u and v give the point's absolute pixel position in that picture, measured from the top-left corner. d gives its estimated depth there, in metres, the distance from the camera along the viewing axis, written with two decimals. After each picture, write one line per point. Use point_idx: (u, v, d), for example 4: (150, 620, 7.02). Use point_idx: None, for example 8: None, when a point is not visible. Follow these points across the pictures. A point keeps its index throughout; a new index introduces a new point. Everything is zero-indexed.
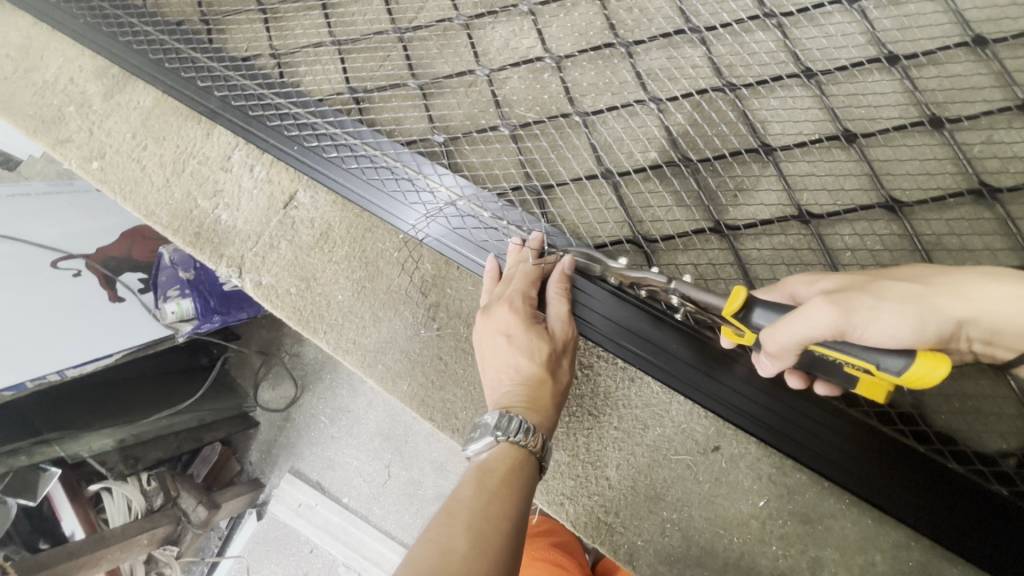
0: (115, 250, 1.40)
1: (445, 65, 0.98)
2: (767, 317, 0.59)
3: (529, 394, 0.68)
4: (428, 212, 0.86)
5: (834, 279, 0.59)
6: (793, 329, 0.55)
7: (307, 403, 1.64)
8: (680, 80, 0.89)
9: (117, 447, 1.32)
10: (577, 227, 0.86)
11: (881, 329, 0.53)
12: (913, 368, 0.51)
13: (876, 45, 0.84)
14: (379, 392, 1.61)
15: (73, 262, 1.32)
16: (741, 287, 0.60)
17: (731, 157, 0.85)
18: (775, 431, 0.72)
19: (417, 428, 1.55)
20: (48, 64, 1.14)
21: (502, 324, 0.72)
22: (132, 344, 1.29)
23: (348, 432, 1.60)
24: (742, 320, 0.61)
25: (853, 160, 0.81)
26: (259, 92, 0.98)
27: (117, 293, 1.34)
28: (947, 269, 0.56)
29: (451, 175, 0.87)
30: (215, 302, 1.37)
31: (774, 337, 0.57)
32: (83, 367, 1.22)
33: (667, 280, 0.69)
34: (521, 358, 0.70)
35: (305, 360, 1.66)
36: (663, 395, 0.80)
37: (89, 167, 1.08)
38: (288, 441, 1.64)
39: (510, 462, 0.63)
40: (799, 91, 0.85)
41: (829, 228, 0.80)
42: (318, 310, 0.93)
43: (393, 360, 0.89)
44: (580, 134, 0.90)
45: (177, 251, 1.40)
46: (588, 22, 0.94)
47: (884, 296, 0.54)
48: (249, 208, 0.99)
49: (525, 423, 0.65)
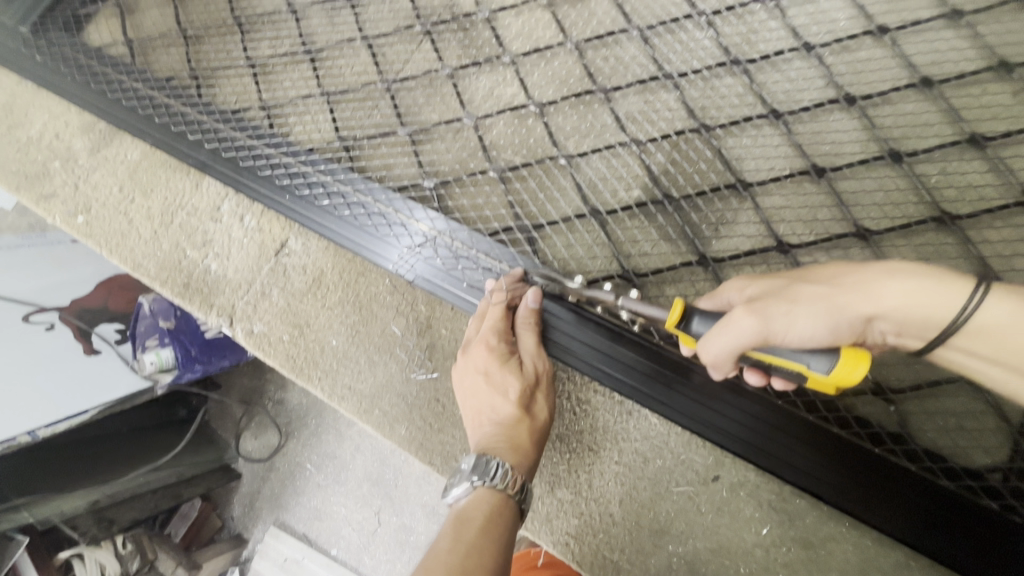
0: (91, 301, 1.38)
1: (433, 113, 1.02)
2: (706, 325, 0.62)
3: (509, 435, 0.69)
4: (413, 251, 0.90)
5: (760, 284, 0.62)
6: (722, 340, 0.58)
7: (293, 451, 1.59)
8: (657, 123, 0.95)
9: (90, 508, 1.26)
10: (568, 264, 0.89)
11: (800, 332, 0.56)
12: (839, 367, 0.55)
13: (835, 87, 0.91)
14: (365, 436, 1.57)
15: (47, 315, 1.32)
16: (678, 299, 0.63)
17: (711, 192, 0.89)
18: (770, 457, 0.74)
19: (407, 471, 1.51)
20: (32, 121, 1.15)
21: (478, 363, 0.74)
22: (108, 400, 1.25)
23: (334, 479, 1.55)
24: (684, 330, 0.64)
25: (823, 193, 0.86)
26: (250, 144, 1.02)
27: (94, 345, 1.31)
28: (857, 267, 0.58)
29: (443, 219, 0.90)
30: (196, 351, 1.34)
31: (708, 349, 0.60)
32: (57, 425, 1.19)
33: (617, 296, 0.75)
34: (498, 397, 0.72)
35: (289, 407, 1.61)
36: (661, 426, 0.80)
37: (74, 221, 1.07)
38: (273, 492, 1.59)
39: (489, 506, 0.63)
40: (768, 130, 0.91)
41: (808, 256, 0.83)
42: (311, 356, 0.92)
43: (390, 405, 0.88)
44: (565, 175, 0.94)
45: (158, 299, 1.37)
46: (568, 71, 1.00)
47: (799, 300, 0.57)
48: (240, 256, 1.00)
49: (503, 466, 0.65)
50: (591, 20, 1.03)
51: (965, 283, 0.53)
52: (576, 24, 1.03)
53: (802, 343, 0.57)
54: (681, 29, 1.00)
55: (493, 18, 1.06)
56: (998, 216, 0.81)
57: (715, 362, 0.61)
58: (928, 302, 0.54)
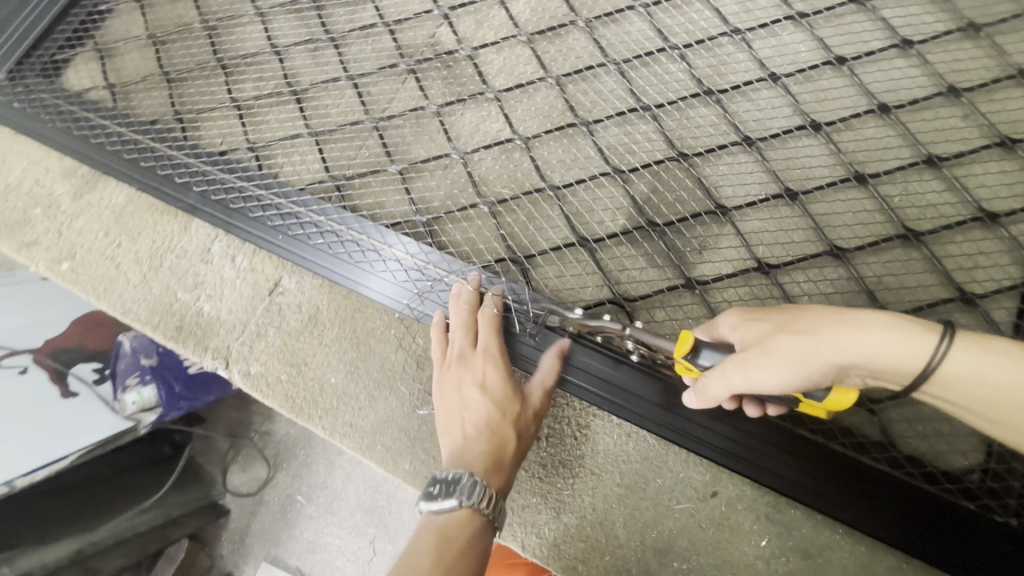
0: (66, 341, 1.36)
1: (421, 149, 1.05)
2: (712, 357, 0.66)
3: (497, 455, 0.73)
4: (385, 273, 0.93)
5: (750, 324, 0.64)
6: (715, 386, 0.64)
7: (282, 483, 1.58)
8: (638, 153, 0.99)
9: (73, 559, 1.25)
10: (561, 292, 0.92)
11: (778, 383, 0.60)
12: (832, 395, 0.60)
13: (801, 115, 0.97)
14: (356, 464, 1.56)
15: (19, 359, 1.29)
16: (687, 333, 0.68)
17: (693, 218, 0.94)
18: (766, 471, 0.77)
19: (401, 497, 1.51)
20: (10, 168, 1.13)
21: (480, 377, 0.78)
22: (87, 444, 1.26)
23: (328, 509, 1.54)
24: (691, 362, 0.68)
25: (797, 215, 0.91)
26: (239, 185, 1.02)
27: (70, 388, 1.31)
28: (840, 316, 0.60)
29: (416, 244, 0.93)
30: (181, 387, 1.38)
31: (705, 391, 0.66)
32: (36, 473, 1.20)
33: (622, 326, 0.78)
34: (498, 417, 0.76)
35: (276, 438, 1.61)
36: (659, 446, 0.83)
37: (59, 268, 1.06)
38: (263, 526, 1.56)
39: (467, 525, 0.67)
40: (742, 157, 0.97)
41: (787, 277, 0.88)
42: (311, 395, 0.92)
43: (393, 439, 0.89)
44: (553, 206, 0.98)
45: (137, 337, 1.40)
46: (550, 105, 1.04)
47: (778, 354, 0.60)
48: (233, 297, 1.00)
49: (488, 485, 0.70)
50: (570, 56, 1.07)
51: (934, 337, 0.56)
52: (556, 60, 1.07)
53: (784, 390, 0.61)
54: (656, 62, 1.05)
55: (475, 54, 1.10)
56: (956, 232, 0.88)
57: (712, 401, 0.67)
58: (898, 355, 0.56)
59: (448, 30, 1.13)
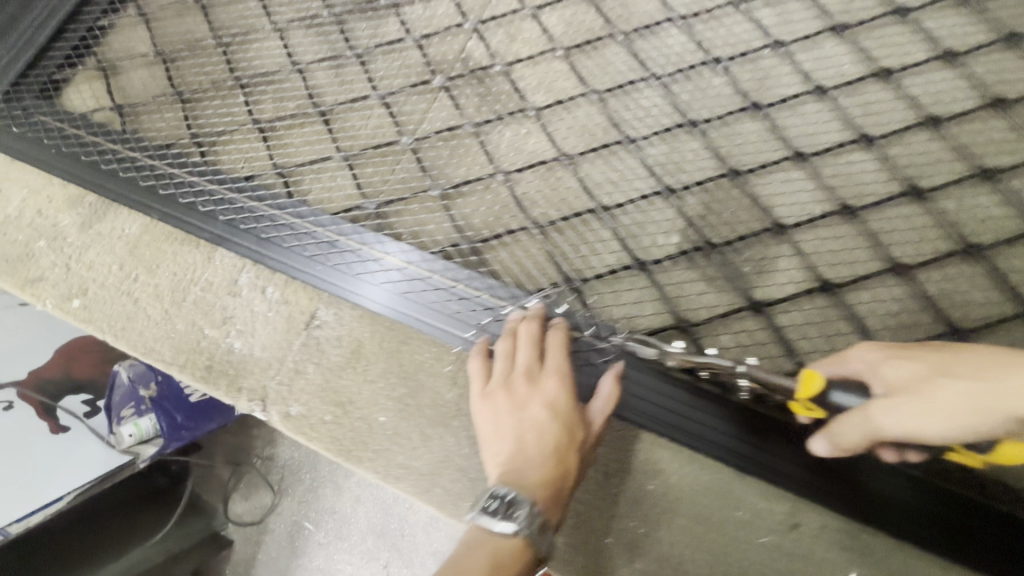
0: (50, 371, 1.27)
1: (460, 169, 0.99)
2: (846, 398, 0.65)
3: (558, 479, 0.70)
4: (382, 282, 0.90)
5: (900, 365, 0.62)
6: (858, 430, 0.63)
7: (287, 510, 1.47)
8: (689, 169, 0.96)
9: None
10: (621, 318, 0.88)
11: (940, 431, 0.57)
12: (1002, 448, 0.58)
13: (852, 129, 0.96)
14: (366, 485, 1.45)
15: (2, 394, 1.22)
16: (814, 373, 0.68)
17: (751, 237, 0.91)
18: (847, 501, 0.77)
19: (414, 518, 1.39)
20: (8, 198, 1.04)
21: (548, 399, 0.75)
22: (82, 483, 1.20)
23: (337, 535, 1.43)
24: (820, 401, 0.68)
25: (857, 233, 0.90)
26: (270, 214, 0.96)
27: (60, 423, 1.24)
28: (1011, 361, 0.56)
29: (416, 251, 0.91)
30: (182, 417, 1.29)
31: (842, 434, 0.65)
32: (31, 518, 1.16)
33: (735, 363, 0.78)
34: (560, 438, 0.72)
35: (280, 463, 1.50)
36: (735, 478, 0.80)
37: (69, 306, 0.98)
38: (268, 556, 1.47)
39: (524, 551, 0.64)
40: (796, 173, 0.95)
41: (852, 296, 0.87)
42: (359, 436, 0.87)
43: (451, 480, 0.84)
44: (605, 227, 0.94)
45: (134, 365, 1.32)
46: (592, 121, 1.01)
47: (940, 399, 0.57)
48: (266, 332, 0.94)
49: (546, 512, 0.67)
50: (609, 71, 1.04)
51: None
52: (595, 75, 1.04)
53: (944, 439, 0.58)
54: (698, 76, 1.02)
55: (510, 70, 1.06)
56: (1016, 246, 0.87)
57: (851, 445, 0.65)
58: None
59: (478, 44, 1.08)
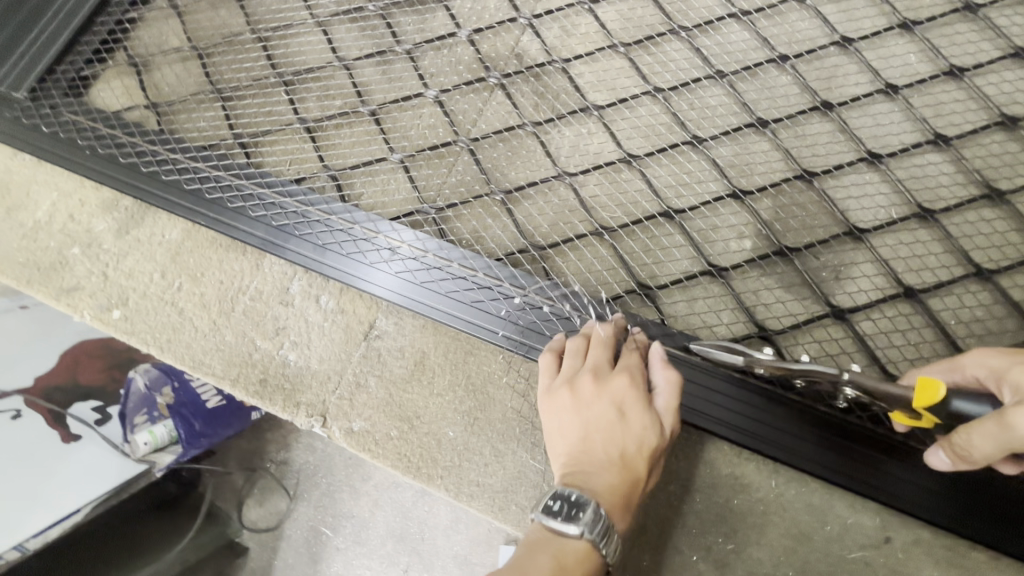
0: (57, 378, 1.23)
1: (520, 170, 0.95)
2: (969, 406, 0.60)
3: (624, 485, 0.64)
4: (398, 271, 0.87)
5: None
6: (995, 439, 0.57)
7: (304, 515, 1.43)
8: (761, 170, 0.93)
9: None
10: (698, 326, 0.85)
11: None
12: None
13: (927, 130, 0.94)
14: (383, 489, 1.41)
15: (10, 402, 1.17)
16: (935, 381, 0.61)
17: (830, 241, 0.89)
18: (951, 516, 0.72)
19: (434, 521, 1.37)
20: (38, 202, 0.99)
21: (617, 398, 0.68)
22: (98, 494, 1.16)
23: (355, 540, 1.39)
24: (937, 411, 0.62)
25: (937, 237, 0.88)
26: (326, 219, 0.91)
27: (71, 432, 1.19)
28: None
29: (433, 239, 0.88)
30: (200, 424, 1.26)
31: (972, 445, 0.59)
32: (48, 531, 1.11)
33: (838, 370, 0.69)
34: (629, 442, 0.66)
35: (295, 467, 1.46)
36: (824, 492, 0.77)
37: (109, 317, 0.92)
38: (285, 563, 1.41)
39: (586, 561, 0.59)
40: (871, 174, 0.92)
41: (936, 303, 0.85)
42: (428, 452, 0.83)
43: (527, 498, 0.80)
44: (678, 231, 0.91)
45: (149, 371, 1.27)
46: (657, 120, 0.97)
47: None
48: (323, 343, 0.89)
49: (611, 520, 0.61)
50: (672, 67, 1.00)
51: None
52: (657, 72, 1.00)
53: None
54: (765, 74, 0.99)
55: (568, 66, 1.02)
56: None
57: (981, 458, 0.59)
58: None
59: (533, 39, 1.04)
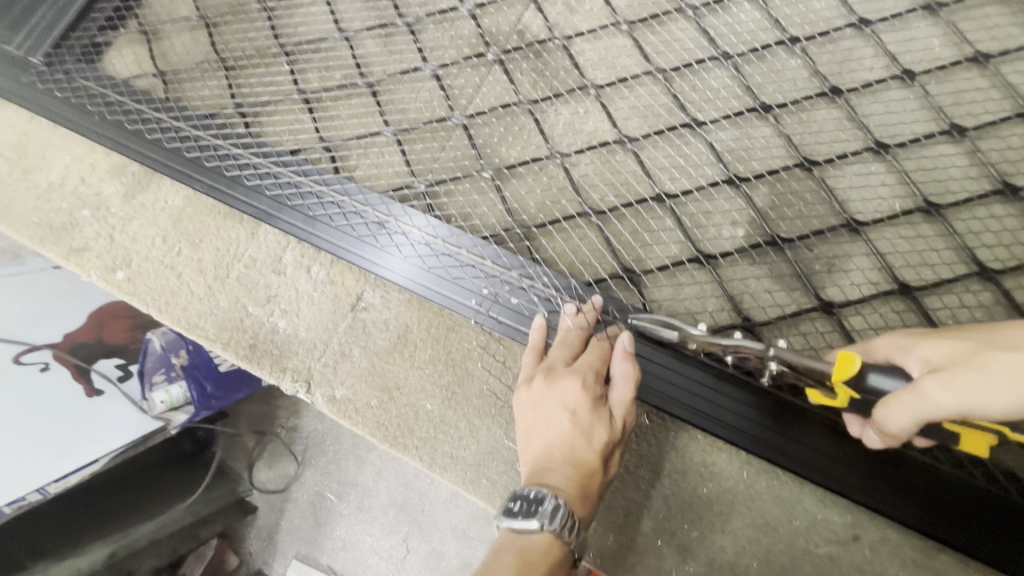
0: (83, 334, 1.26)
1: (513, 149, 0.95)
2: (884, 380, 0.59)
3: (579, 481, 0.65)
4: (407, 255, 0.87)
5: (937, 344, 0.57)
6: (909, 410, 0.55)
7: (310, 479, 1.49)
8: (759, 157, 0.90)
9: (107, 563, 1.20)
10: (682, 313, 0.84)
11: (1006, 404, 0.50)
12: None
13: (942, 120, 0.89)
14: (387, 460, 1.46)
15: (38, 355, 1.21)
16: (851, 354, 0.62)
17: (826, 232, 0.86)
18: (922, 518, 0.71)
19: (435, 494, 1.41)
20: (52, 164, 1.03)
21: (568, 398, 0.68)
22: (119, 446, 1.18)
23: (358, 507, 1.45)
24: (855, 386, 0.62)
25: (941, 233, 0.84)
26: (318, 190, 0.92)
27: (94, 386, 1.22)
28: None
29: (442, 224, 0.88)
30: (212, 386, 1.29)
31: (887, 420, 0.57)
32: (68, 479, 1.13)
33: (764, 346, 0.70)
34: (580, 439, 0.66)
35: (305, 433, 1.52)
36: (794, 486, 0.77)
37: (113, 277, 0.96)
38: (291, 524, 1.47)
39: (551, 554, 0.61)
40: (877, 164, 0.88)
41: (933, 301, 0.81)
42: (405, 423, 0.85)
43: (498, 473, 0.82)
44: (669, 216, 0.89)
45: (166, 333, 1.29)
46: (656, 102, 0.95)
47: (992, 369, 0.51)
48: (311, 312, 0.92)
49: (570, 515, 0.62)
50: (676, 47, 0.97)
51: None
52: (660, 51, 0.97)
53: (1010, 416, 0.50)
54: (774, 56, 0.95)
55: (570, 44, 1.00)
56: None
57: (897, 433, 0.57)
58: None
59: (536, 15, 1.02)
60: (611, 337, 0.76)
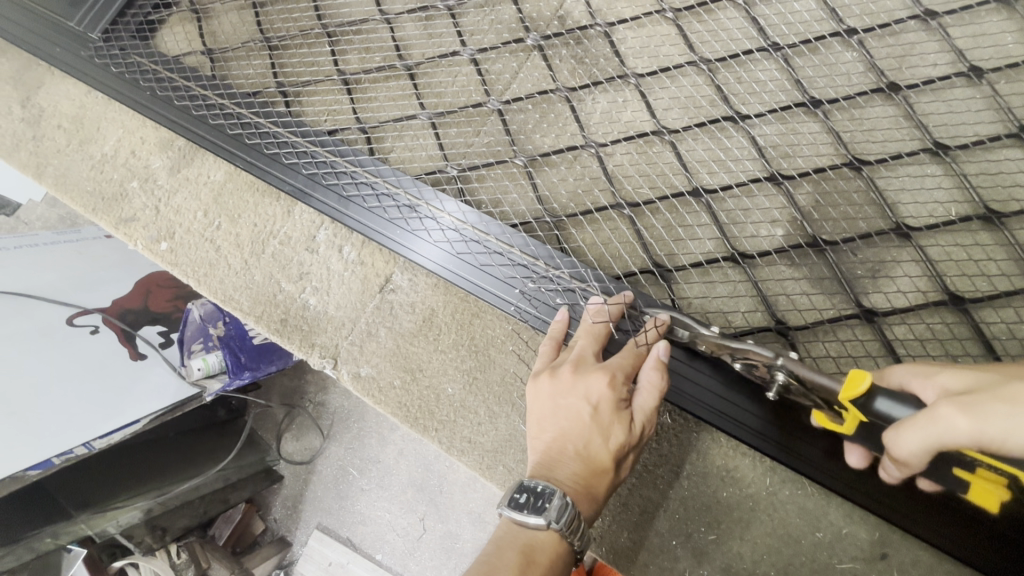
0: (131, 302, 1.34)
1: (547, 138, 0.94)
2: (894, 405, 0.57)
3: (588, 479, 0.65)
4: (436, 240, 0.86)
5: (960, 375, 0.55)
6: (921, 434, 0.51)
7: (334, 454, 1.53)
8: (804, 155, 0.86)
9: (144, 519, 1.25)
10: (712, 313, 0.82)
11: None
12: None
13: (1010, 121, 0.83)
14: (409, 440, 1.49)
15: (90, 318, 1.28)
16: (861, 372, 0.58)
17: (874, 237, 0.81)
18: (960, 543, 0.68)
19: (453, 477, 1.43)
20: (105, 136, 1.08)
21: (592, 393, 0.67)
22: (158, 408, 1.21)
23: (379, 484, 1.48)
24: (862, 406, 0.59)
25: (1000, 243, 0.79)
26: (352, 171, 0.92)
27: (139, 351, 1.27)
28: None
29: (473, 211, 0.86)
30: (246, 358, 1.31)
31: (898, 443, 0.54)
32: (112, 436, 1.16)
33: (773, 354, 0.65)
34: (597, 437, 0.65)
35: (331, 409, 1.56)
36: (820, 497, 0.74)
37: (158, 248, 1.01)
38: (315, 495, 1.53)
39: (554, 550, 0.61)
40: (934, 167, 0.83)
41: (987, 314, 0.76)
42: (426, 404, 0.86)
43: (515, 461, 0.82)
44: (705, 212, 0.86)
45: (205, 305, 1.35)
46: (698, 93, 0.91)
47: (1020, 401, 0.48)
48: (341, 291, 0.93)
49: (577, 514, 0.62)
50: (723, 36, 0.93)
51: None
52: (705, 40, 0.93)
53: None
54: (827, 48, 0.90)
55: (611, 31, 0.97)
56: None
57: (907, 459, 0.54)
58: None
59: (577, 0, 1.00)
60: (646, 340, 0.72)
